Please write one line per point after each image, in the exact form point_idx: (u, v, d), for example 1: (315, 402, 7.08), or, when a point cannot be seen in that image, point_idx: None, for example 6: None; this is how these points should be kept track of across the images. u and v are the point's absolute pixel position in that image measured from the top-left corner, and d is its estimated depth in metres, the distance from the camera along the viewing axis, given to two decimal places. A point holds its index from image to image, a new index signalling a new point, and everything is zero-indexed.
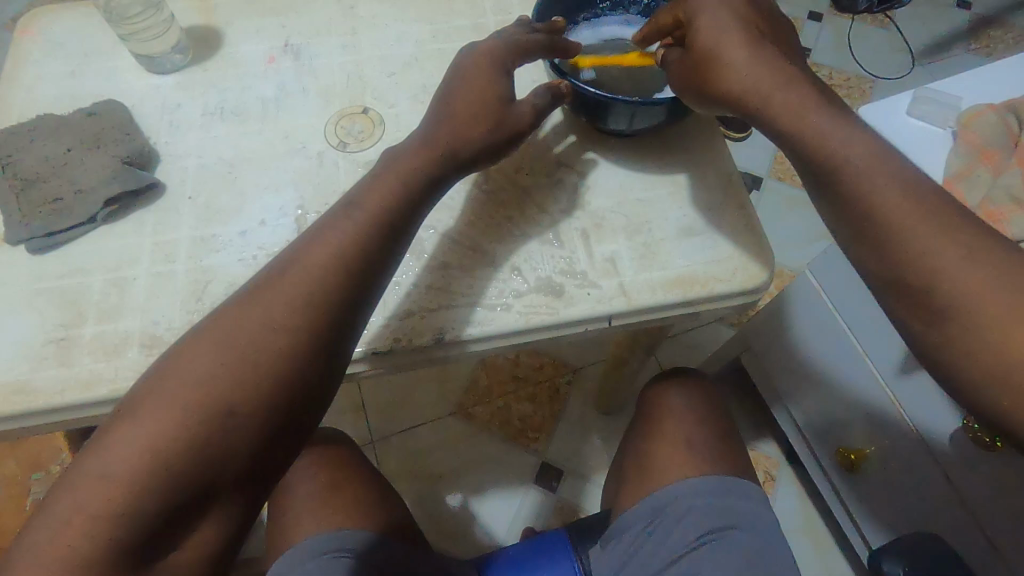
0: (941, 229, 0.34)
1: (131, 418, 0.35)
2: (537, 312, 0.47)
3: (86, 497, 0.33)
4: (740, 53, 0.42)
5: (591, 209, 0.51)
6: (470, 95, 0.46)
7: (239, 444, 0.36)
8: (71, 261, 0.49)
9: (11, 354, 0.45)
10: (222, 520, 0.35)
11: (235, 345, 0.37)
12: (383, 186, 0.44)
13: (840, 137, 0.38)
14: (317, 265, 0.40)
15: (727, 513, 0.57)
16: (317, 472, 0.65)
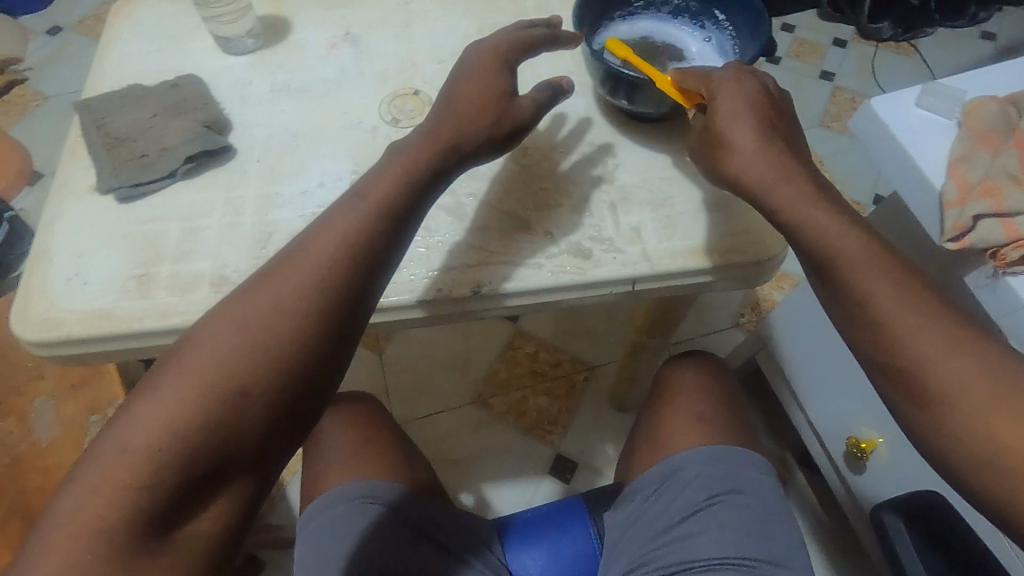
0: (913, 311, 0.38)
1: (147, 399, 0.36)
2: (567, 272, 0.51)
3: (105, 473, 0.34)
4: (749, 139, 0.45)
5: (619, 183, 0.56)
6: (471, 95, 0.49)
7: (253, 421, 0.37)
8: (151, 209, 0.55)
9: (99, 286, 0.51)
10: (236, 493, 0.37)
11: (246, 328, 0.39)
12: (389, 177, 0.45)
13: (833, 233, 0.41)
14: (326, 252, 0.41)
15: (735, 479, 0.60)
16: (349, 428, 0.70)
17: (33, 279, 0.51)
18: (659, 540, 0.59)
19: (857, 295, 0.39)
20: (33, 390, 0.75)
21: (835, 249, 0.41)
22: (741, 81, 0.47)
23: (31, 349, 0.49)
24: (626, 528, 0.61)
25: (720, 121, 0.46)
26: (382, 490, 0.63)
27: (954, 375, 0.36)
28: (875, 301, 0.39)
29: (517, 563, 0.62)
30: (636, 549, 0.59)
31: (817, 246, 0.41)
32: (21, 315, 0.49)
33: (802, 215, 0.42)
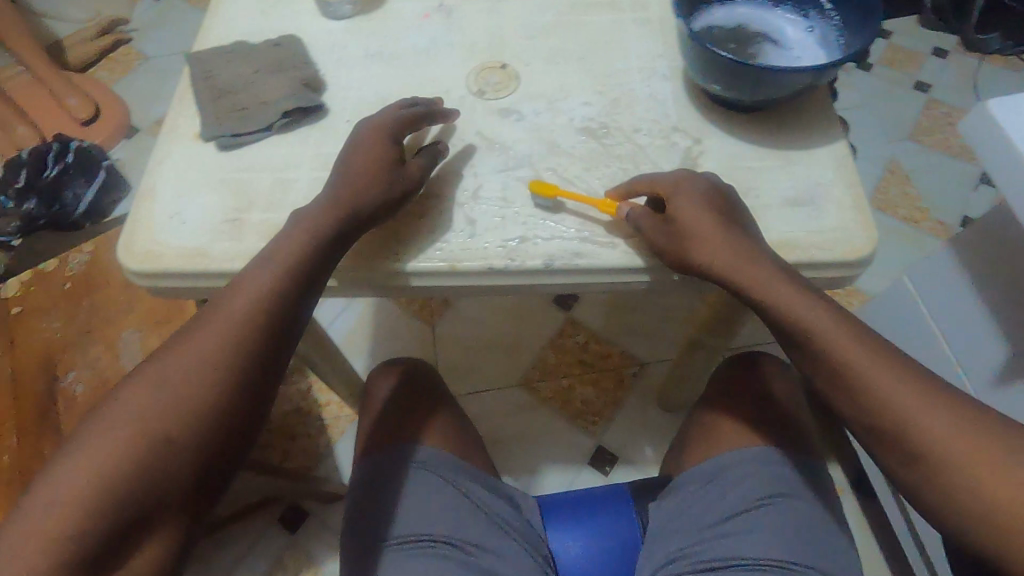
0: (899, 378, 0.40)
1: (73, 451, 0.37)
2: (642, 254, 0.51)
3: (37, 525, 0.34)
4: (709, 229, 0.47)
5: (701, 170, 0.55)
6: (366, 161, 0.51)
7: (180, 465, 0.38)
8: (248, 159, 0.58)
9: (197, 226, 0.54)
10: (168, 537, 0.38)
11: (169, 382, 0.40)
12: (296, 235, 0.47)
13: (803, 311, 0.43)
14: (246, 306, 0.43)
15: (787, 486, 0.59)
16: (406, 395, 0.72)
17: (140, 213, 0.55)
18: (704, 534, 0.58)
19: (835, 364, 0.42)
20: (122, 322, 0.81)
21: (817, 328, 0.43)
22: (690, 176, 0.50)
23: (132, 278, 0.53)
24: (670, 519, 0.61)
25: (681, 209, 0.48)
26: (434, 456, 0.65)
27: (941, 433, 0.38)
28: (868, 374, 0.40)
29: (557, 542, 0.63)
30: (679, 540, 0.59)
31: (798, 328, 0.43)
32: (126, 245, 0.53)
33: (772, 294, 0.45)
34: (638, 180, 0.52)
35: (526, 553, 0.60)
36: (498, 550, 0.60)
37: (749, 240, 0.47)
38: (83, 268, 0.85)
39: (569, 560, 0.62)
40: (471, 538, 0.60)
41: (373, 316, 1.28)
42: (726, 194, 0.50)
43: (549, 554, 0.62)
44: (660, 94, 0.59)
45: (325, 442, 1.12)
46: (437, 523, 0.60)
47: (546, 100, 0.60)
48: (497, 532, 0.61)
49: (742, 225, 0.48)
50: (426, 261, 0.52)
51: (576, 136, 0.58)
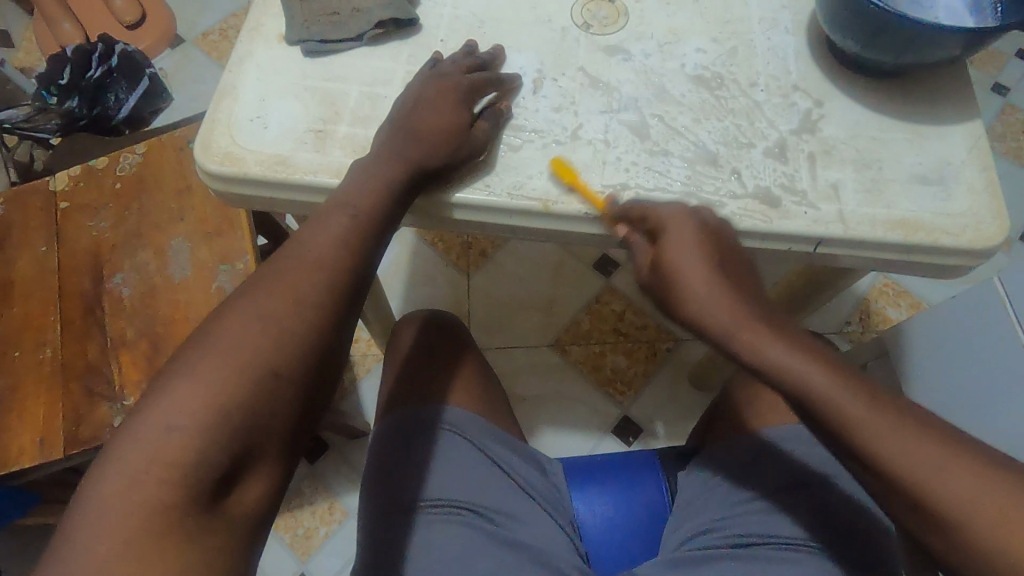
0: (905, 428, 0.37)
1: (175, 383, 0.34)
2: (752, 216, 0.48)
3: (149, 455, 0.32)
4: (700, 284, 0.44)
5: (822, 134, 0.51)
6: (435, 120, 0.47)
7: (282, 405, 0.36)
8: (334, 69, 0.54)
9: (279, 133, 0.51)
10: (270, 475, 0.36)
11: (267, 318, 0.37)
12: (366, 184, 0.44)
13: (777, 355, 0.41)
14: (336, 245, 0.40)
15: (826, 470, 0.56)
16: (440, 344, 0.69)
17: (219, 111, 0.52)
18: (736, 511, 0.56)
19: (834, 415, 0.39)
20: (172, 230, 0.76)
21: (789, 371, 0.40)
22: (686, 216, 0.46)
23: (207, 180, 0.51)
24: (701, 494, 0.58)
25: (669, 257, 0.46)
26: (460, 417, 0.61)
27: (917, 457, 0.36)
28: (836, 409, 0.39)
29: (582, 506, 0.60)
30: (711, 512, 0.57)
31: (773, 378, 0.41)
32: (204, 145, 0.50)
33: (746, 343, 0.42)
34: (633, 206, 0.48)
35: (551, 516, 0.58)
36: (522, 515, 0.58)
37: (734, 282, 0.45)
38: (135, 170, 0.80)
39: (592, 526, 0.59)
40: (489, 501, 0.57)
41: (409, 259, 1.24)
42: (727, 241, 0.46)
43: (573, 520, 0.59)
44: (781, 48, 0.54)
45: (349, 379, 1.11)
46: (466, 486, 0.57)
47: (656, 41, 0.55)
48: (521, 497, 0.59)
49: (736, 260, 0.46)
50: (471, 192, 0.49)
51: (687, 84, 0.53)
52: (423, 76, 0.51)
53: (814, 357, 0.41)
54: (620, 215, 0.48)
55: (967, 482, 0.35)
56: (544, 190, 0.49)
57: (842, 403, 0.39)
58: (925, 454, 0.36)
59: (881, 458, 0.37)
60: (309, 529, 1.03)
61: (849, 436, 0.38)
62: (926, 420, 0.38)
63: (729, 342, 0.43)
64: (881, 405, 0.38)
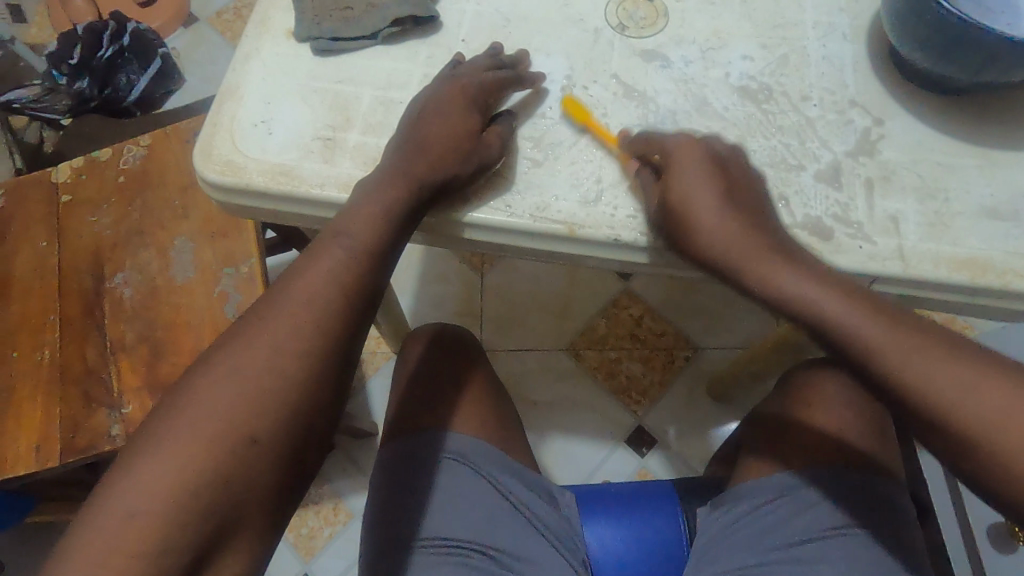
0: (946, 355, 0.34)
1: (142, 457, 0.33)
2: (800, 249, 0.43)
3: (112, 543, 0.31)
4: (700, 198, 0.42)
5: (881, 158, 0.46)
6: (444, 132, 0.44)
7: (261, 472, 0.35)
8: (345, 69, 0.49)
9: (285, 140, 0.47)
10: (249, 546, 0.35)
11: (243, 378, 0.36)
12: (367, 210, 0.41)
13: (795, 282, 0.39)
14: (324, 288, 0.38)
15: (859, 515, 0.52)
16: (450, 361, 0.65)
17: (221, 114, 0.48)
18: (762, 558, 0.53)
19: (877, 360, 0.35)
20: (175, 228, 0.73)
21: (803, 299, 0.38)
22: (693, 146, 0.44)
23: (207, 190, 0.47)
24: (723, 535, 0.55)
25: (678, 186, 0.43)
26: (465, 445, 0.58)
27: (942, 378, 0.33)
28: (872, 342, 0.35)
29: (594, 540, 0.56)
30: (735, 558, 0.54)
31: (790, 306, 0.39)
32: (204, 151, 0.46)
33: (761, 268, 0.40)
34: (640, 137, 0.46)
35: (561, 555, 0.55)
36: (530, 554, 0.54)
37: (744, 211, 0.42)
38: (139, 163, 0.76)
39: (603, 563, 0.56)
40: (496, 539, 0.54)
41: (421, 255, 1.20)
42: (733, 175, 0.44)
43: (585, 558, 0.56)
44: (838, 58, 0.49)
45: (358, 377, 1.08)
46: (470, 522, 0.54)
47: (698, 47, 0.50)
48: (529, 532, 0.56)
49: (747, 192, 0.43)
50: (487, 210, 0.45)
51: (730, 95, 0.48)
52: (432, 88, 0.47)
53: (840, 286, 0.38)
54: (633, 150, 0.46)
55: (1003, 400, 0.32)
56: (563, 207, 0.45)
57: (857, 328, 0.36)
58: (973, 381, 0.33)
59: (920, 387, 0.34)
60: (314, 529, 1.01)
61: (875, 360, 0.35)
62: (972, 350, 0.34)
63: (748, 275, 0.40)
64: (914, 328, 0.35)
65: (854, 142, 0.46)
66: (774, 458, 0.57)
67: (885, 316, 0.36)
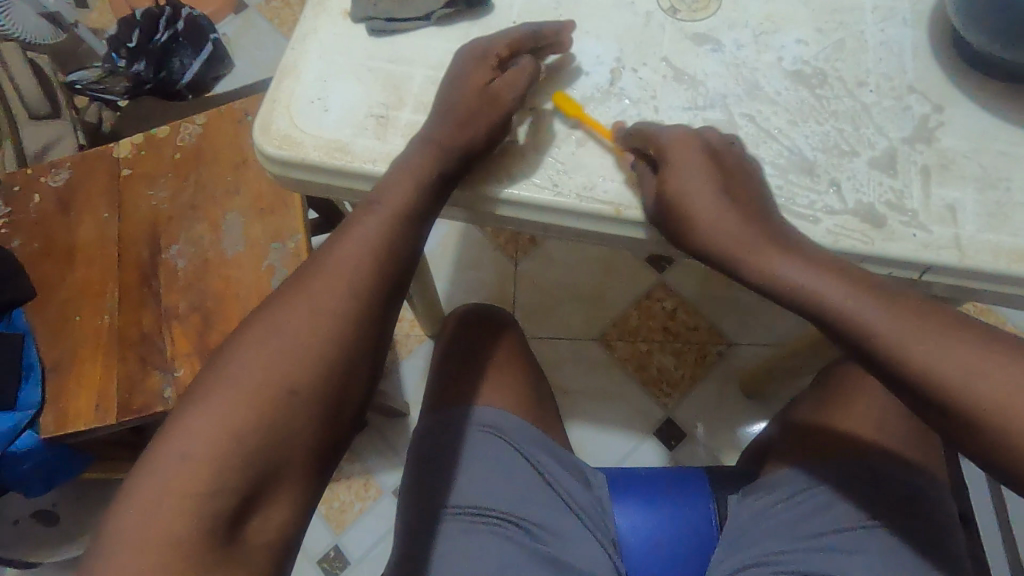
0: (948, 339, 0.36)
1: (193, 407, 0.36)
2: (850, 235, 0.43)
3: (165, 486, 0.34)
4: (694, 209, 0.42)
5: (939, 146, 0.45)
6: (465, 98, 0.45)
7: (300, 426, 0.37)
8: (399, 49, 0.51)
9: (339, 117, 0.48)
10: (291, 500, 0.37)
11: (283, 335, 0.38)
12: (400, 181, 0.43)
13: (797, 272, 0.40)
14: (359, 254, 0.40)
15: (898, 510, 0.51)
16: (491, 343, 0.66)
17: (279, 91, 0.49)
18: (798, 545, 0.52)
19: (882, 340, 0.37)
20: (226, 204, 0.76)
21: (806, 287, 0.39)
22: (688, 140, 0.44)
23: (264, 162, 0.49)
24: (754, 522, 0.55)
25: (692, 174, 0.43)
26: (499, 418, 0.59)
27: (950, 365, 0.35)
28: (879, 330, 0.37)
29: (624, 522, 0.57)
30: (767, 544, 0.53)
31: (789, 294, 0.40)
32: (263, 126, 0.48)
33: (760, 257, 0.41)
34: (637, 132, 0.45)
35: (592, 534, 0.55)
36: (564, 531, 0.55)
37: (745, 200, 0.43)
38: (195, 141, 0.79)
39: (633, 544, 0.56)
40: (530, 513, 0.55)
41: (457, 241, 1.21)
42: (711, 185, 0.43)
43: (615, 538, 0.56)
44: (897, 43, 0.48)
45: (392, 358, 1.11)
46: (505, 494, 0.55)
47: (751, 30, 0.49)
48: (561, 508, 0.56)
49: (745, 177, 0.43)
50: (529, 188, 0.46)
51: (784, 80, 0.48)
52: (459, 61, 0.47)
53: (840, 274, 0.39)
54: (629, 144, 0.45)
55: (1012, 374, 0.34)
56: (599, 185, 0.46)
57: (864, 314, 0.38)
58: (977, 365, 0.35)
59: (927, 371, 0.36)
60: (345, 503, 1.04)
61: (878, 349, 0.37)
62: (979, 331, 0.36)
63: (749, 268, 0.41)
64: (915, 314, 0.37)
65: (912, 129, 0.45)
66: (813, 451, 0.56)
67: (887, 300, 0.38)
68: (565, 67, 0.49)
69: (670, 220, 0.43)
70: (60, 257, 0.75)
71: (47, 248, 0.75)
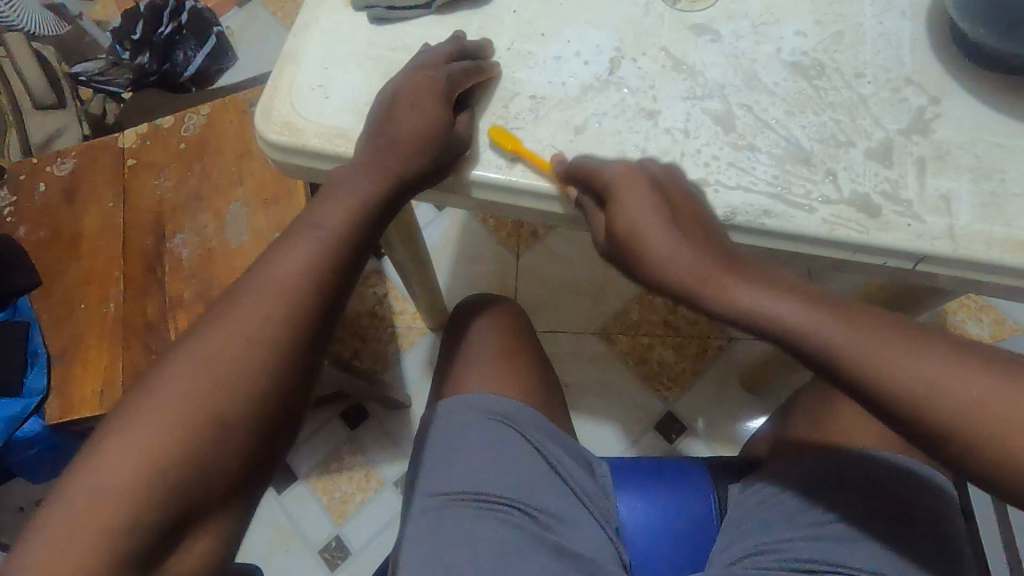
0: (903, 348, 0.38)
1: (117, 435, 0.36)
2: (844, 224, 0.43)
3: (87, 516, 0.34)
4: (648, 220, 0.43)
5: (935, 137, 0.45)
6: (408, 100, 0.46)
7: (229, 454, 0.37)
8: (401, 38, 0.51)
9: (341, 104, 0.49)
10: (214, 532, 0.38)
11: (214, 363, 0.38)
12: (347, 194, 0.44)
13: (752, 303, 0.41)
14: (294, 279, 0.41)
15: (897, 497, 0.52)
16: (495, 334, 0.67)
17: (282, 78, 0.50)
18: (796, 534, 0.53)
19: (842, 358, 0.39)
20: (230, 194, 0.77)
21: (760, 313, 0.41)
22: (630, 176, 0.43)
23: (267, 149, 0.49)
24: (753, 512, 0.56)
25: (624, 208, 0.43)
26: (504, 406, 0.60)
27: (905, 371, 0.37)
28: (837, 347, 0.39)
29: (625, 510, 0.58)
30: (767, 534, 0.54)
31: (746, 321, 0.41)
32: (266, 113, 0.49)
33: (715, 286, 0.42)
34: (577, 166, 0.44)
35: (595, 520, 0.57)
36: (567, 517, 0.56)
37: (692, 228, 0.43)
38: (199, 131, 0.80)
39: (633, 532, 0.57)
40: (534, 500, 0.56)
41: (459, 234, 1.22)
42: (684, 185, 0.44)
43: (617, 527, 0.57)
44: (895, 35, 0.48)
45: (394, 350, 1.11)
46: (509, 481, 0.56)
47: (751, 22, 0.50)
48: (565, 495, 0.57)
49: (693, 204, 0.44)
50: (489, 166, 0.47)
51: (782, 71, 0.48)
52: (418, 59, 0.48)
53: (793, 292, 0.41)
54: (569, 180, 0.45)
55: (958, 373, 0.37)
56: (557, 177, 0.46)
57: (817, 329, 0.40)
58: (933, 372, 0.37)
59: (885, 380, 0.38)
60: (346, 494, 1.05)
61: (833, 364, 0.39)
62: (931, 337, 0.39)
63: (703, 298, 0.42)
64: (870, 326, 0.39)
65: (907, 120, 0.45)
66: (818, 439, 0.58)
67: (845, 316, 0.40)
68: (565, 57, 0.50)
69: (622, 250, 0.45)
70: (65, 246, 0.75)
71: (53, 236, 0.76)
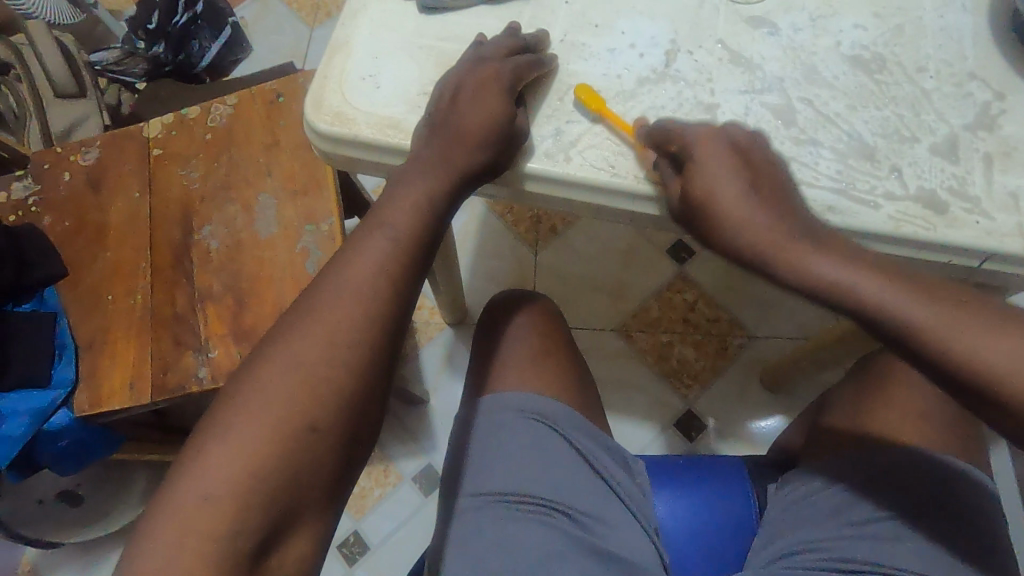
0: (990, 328, 0.36)
1: (214, 442, 0.35)
2: (911, 222, 0.42)
3: (190, 525, 0.33)
4: (728, 187, 0.42)
5: (1001, 133, 0.44)
6: (471, 91, 0.45)
7: (322, 458, 0.37)
8: (451, 28, 0.50)
9: (392, 94, 0.48)
10: (309, 536, 0.37)
11: (300, 366, 0.38)
12: (415, 191, 0.43)
13: (835, 276, 0.39)
14: (368, 278, 0.40)
15: (944, 499, 0.51)
16: (530, 332, 0.66)
17: (331, 67, 0.49)
18: (840, 532, 0.52)
19: (928, 335, 0.37)
20: (259, 185, 0.75)
21: (840, 285, 0.39)
22: (713, 135, 0.43)
23: (315, 139, 0.48)
24: (793, 509, 0.55)
25: (702, 174, 0.42)
26: (544, 406, 0.59)
27: (996, 354, 0.35)
28: (926, 330, 0.37)
29: (663, 511, 0.57)
30: (811, 531, 0.53)
31: (826, 293, 0.40)
32: (316, 102, 0.48)
33: (790, 255, 0.40)
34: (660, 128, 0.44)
35: (637, 521, 0.56)
36: (609, 519, 0.55)
37: (772, 196, 0.42)
38: (226, 121, 0.79)
39: (673, 532, 0.57)
40: (575, 501, 0.55)
41: (477, 229, 1.21)
42: (761, 157, 0.43)
43: (656, 527, 0.57)
44: (957, 29, 0.47)
45: (412, 344, 1.11)
46: (552, 482, 0.55)
47: (808, 14, 0.49)
48: (606, 496, 0.56)
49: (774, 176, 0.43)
50: (546, 160, 0.46)
51: (842, 64, 0.47)
52: (474, 52, 0.47)
53: (876, 269, 0.39)
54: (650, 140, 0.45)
55: None
56: (637, 138, 0.45)
57: (903, 311, 0.37)
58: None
59: (974, 362, 0.36)
60: (364, 488, 1.04)
61: (919, 345, 0.37)
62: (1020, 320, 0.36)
63: (783, 274, 0.41)
64: (953, 303, 0.37)
65: (974, 116, 0.45)
66: (848, 438, 0.57)
67: (927, 296, 0.38)
68: (620, 49, 0.49)
69: (699, 213, 0.43)
70: (91, 236, 0.74)
71: (78, 226, 0.75)
